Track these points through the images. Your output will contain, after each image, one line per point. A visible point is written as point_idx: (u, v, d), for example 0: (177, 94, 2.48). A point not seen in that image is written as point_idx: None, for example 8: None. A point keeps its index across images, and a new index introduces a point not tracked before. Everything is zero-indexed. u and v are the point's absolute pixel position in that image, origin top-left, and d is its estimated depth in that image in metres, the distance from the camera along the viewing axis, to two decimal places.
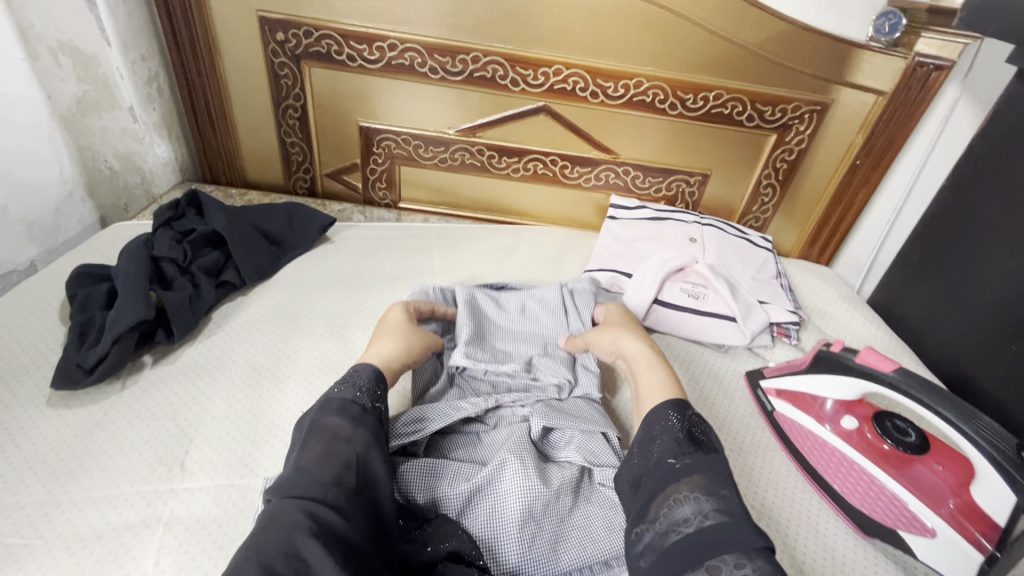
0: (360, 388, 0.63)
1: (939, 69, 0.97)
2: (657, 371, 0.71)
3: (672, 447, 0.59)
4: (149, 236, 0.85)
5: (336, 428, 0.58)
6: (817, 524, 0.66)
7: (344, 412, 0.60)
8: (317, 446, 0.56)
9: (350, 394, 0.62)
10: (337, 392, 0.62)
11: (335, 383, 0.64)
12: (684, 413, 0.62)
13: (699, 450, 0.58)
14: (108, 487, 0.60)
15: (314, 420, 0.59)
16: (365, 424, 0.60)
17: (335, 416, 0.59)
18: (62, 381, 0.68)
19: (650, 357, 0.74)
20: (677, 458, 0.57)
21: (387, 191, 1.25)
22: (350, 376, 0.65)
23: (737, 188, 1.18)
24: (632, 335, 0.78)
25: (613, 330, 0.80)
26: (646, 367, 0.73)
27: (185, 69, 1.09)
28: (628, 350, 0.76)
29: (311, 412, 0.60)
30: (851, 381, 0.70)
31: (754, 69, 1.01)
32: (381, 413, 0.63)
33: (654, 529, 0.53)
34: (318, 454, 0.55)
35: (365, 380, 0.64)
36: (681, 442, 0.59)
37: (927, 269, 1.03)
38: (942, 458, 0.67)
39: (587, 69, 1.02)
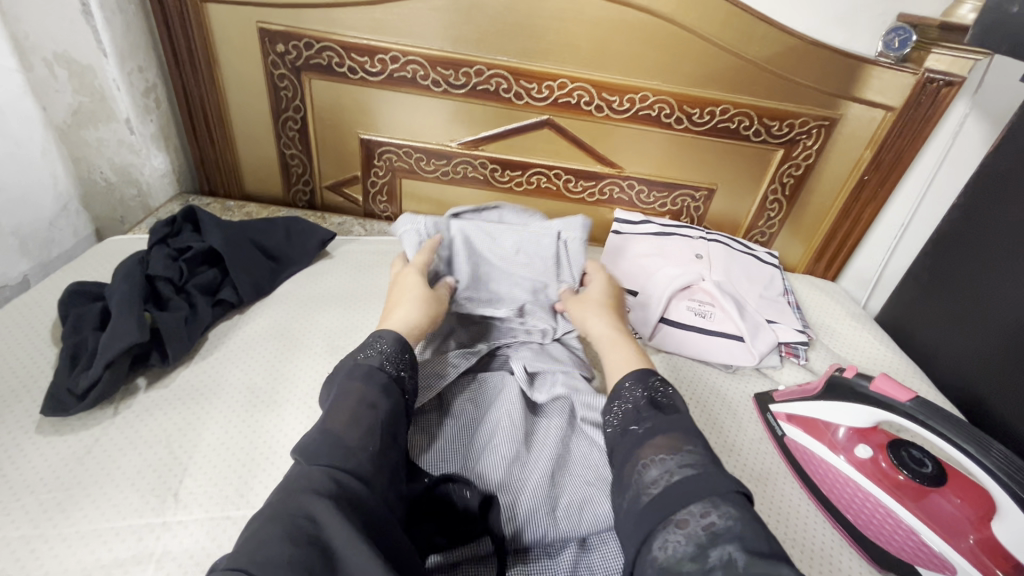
0: (386, 356, 0.62)
1: (949, 85, 0.95)
2: (621, 349, 0.70)
3: (636, 413, 0.59)
4: (144, 254, 0.83)
5: (367, 400, 0.56)
6: (833, 558, 0.64)
7: (370, 378, 0.58)
8: (346, 408, 0.54)
9: (378, 362, 0.61)
10: (359, 356, 0.61)
11: (364, 346, 0.63)
12: (647, 380, 0.62)
13: (662, 412, 0.58)
14: (99, 521, 0.58)
15: (342, 386, 0.57)
16: (389, 397, 0.58)
17: (360, 382, 0.57)
18: (52, 407, 0.66)
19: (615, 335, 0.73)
20: (640, 424, 0.57)
21: (387, 204, 1.23)
22: (374, 342, 0.64)
23: (742, 203, 1.17)
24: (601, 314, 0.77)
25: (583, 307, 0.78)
26: (609, 344, 0.72)
27: (183, 80, 1.07)
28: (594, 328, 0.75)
29: (335, 382, 0.60)
30: (866, 409, 0.69)
31: (761, 83, 1.00)
32: (405, 382, 0.61)
33: (631, 496, 0.52)
34: (344, 416, 0.53)
35: (391, 348, 0.63)
36: (646, 407, 0.59)
37: (936, 286, 1.01)
38: (959, 489, 0.65)
39: (593, 83, 1.01)
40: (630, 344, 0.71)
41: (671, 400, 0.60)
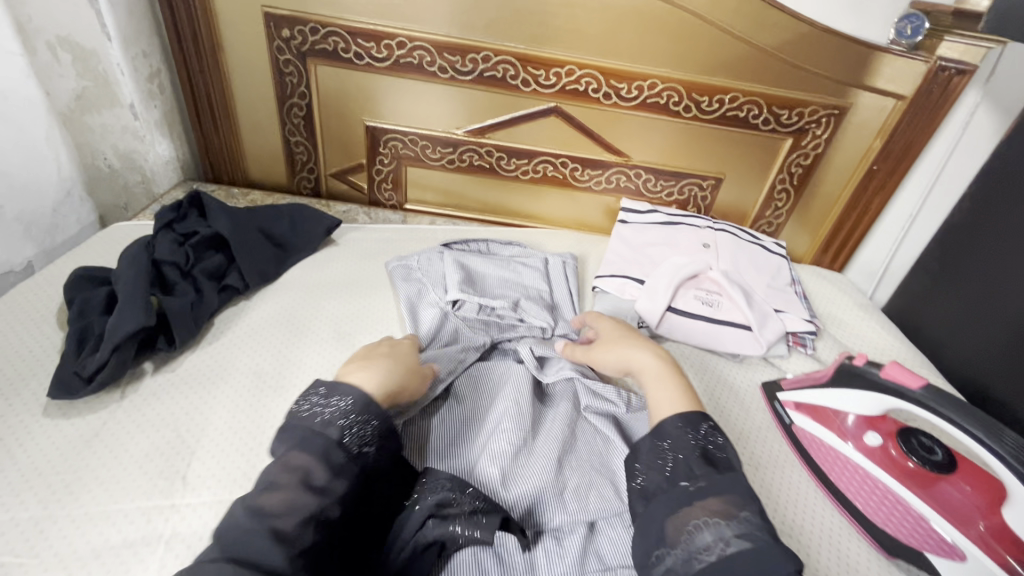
0: (343, 422, 0.55)
1: (961, 74, 0.94)
2: (668, 385, 0.66)
3: (685, 467, 0.55)
4: (149, 239, 0.82)
5: (311, 484, 0.51)
6: (841, 543, 0.64)
7: (314, 449, 0.53)
8: (283, 490, 0.50)
9: (337, 434, 0.54)
10: (309, 418, 0.55)
11: (321, 395, 0.58)
12: (698, 431, 0.58)
13: (716, 470, 0.54)
14: (107, 503, 0.58)
15: (283, 457, 0.52)
16: (341, 478, 0.53)
17: (306, 457, 0.52)
18: (60, 391, 0.66)
19: (661, 369, 0.68)
20: (691, 480, 0.54)
21: (392, 192, 1.22)
22: (334, 398, 0.58)
23: (750, 192, 1.16)
24: (637, 347, 0.73)
25: (615, 345, 0.74)
26: (654, 380, 0.67)
27: (187, 66, 1.06)
28: (636, 364, 0.71)
29: (285, 442, 0.54)
30: (877, 397, 0.68)
31: (769, 71, 0.99)
32: (367, 458, 0.55)
33: (677, 554, 0.50)
34: (281, 501, 0.49)
35: (354, 409, 0.56)
36: (697, 461, 0.55)
37: (945, 277, 1.01)
38: (969, 477, 0.65)
39: (601, 69, 1.00)
40: (677, 378, 0.67)
41: (726, 456, 0.57)
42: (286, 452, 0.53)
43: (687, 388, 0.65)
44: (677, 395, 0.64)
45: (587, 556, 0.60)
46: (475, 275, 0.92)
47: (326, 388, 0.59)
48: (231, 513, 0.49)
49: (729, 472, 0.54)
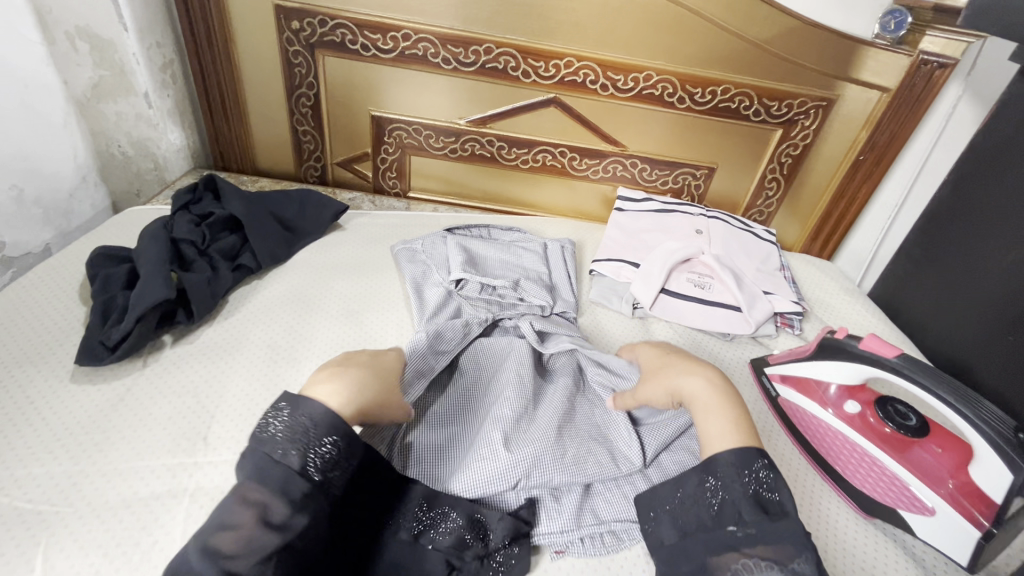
0: (307, 448, 0.50)
1: (942, 67, 0.99)
2: (720, 415, 0.60)
3: (733, 509, 0.53)
4: (167, 219, 0.87)
5: (270, 520, 0.47)
6: (824, 505, 0.69)
7: (273, 481, 0.48)
8: (239, 528, 0.45)
9: (299, 462, 0.49)
10: (270, 444, 0.50)
11: (281, 412, 0.52)
12: (748, 469, 0.54)
13: (768, 517, 0.51)
14: (135, 459, 0.62)
15: (238, 490, 0.48)
16: (305, 512, 0.48)
17: (266, 489, 0.48)
18: (87, 357, 0.70)
19: (712, 399, 0.62)
20: (740, 525, 0.51)
21: (396, 180, 1.26)
22: (300, 414, 0.52)
23: (742, 182, 1.20)
24: (687, 372, 0.67)
25: (663, 370, 0.69)
26: (705, 411, 0.62)
27: (199, 57, 1.10)
28: (687, 392, 0.65)
29: (243, 468, 0.49)
30: (856, 367, 0.72)
31: (760, 64, 1.03)
32: (331, 484, 0.51)
33: None
34: (239, 542, 0.45)
35: (318, 428, 0.52)
36: (747, 505, 0.52)
37: (928, 262, 1.05)
38: (941, 440, 0.69)
39: (599, 62, 1.04)
40: (729, 407, 0.61)
41: (779, 499, 0.53)
42: (243, 481, 0.49)
43: (739, 417, 0.60)
44: (729, 425, 0.59)
45: (584, 512, 0.64)
46: (477, 257, 0.96)
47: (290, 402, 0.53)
48: (184, 557, 0.44)
49: (782, 518, 0.51)
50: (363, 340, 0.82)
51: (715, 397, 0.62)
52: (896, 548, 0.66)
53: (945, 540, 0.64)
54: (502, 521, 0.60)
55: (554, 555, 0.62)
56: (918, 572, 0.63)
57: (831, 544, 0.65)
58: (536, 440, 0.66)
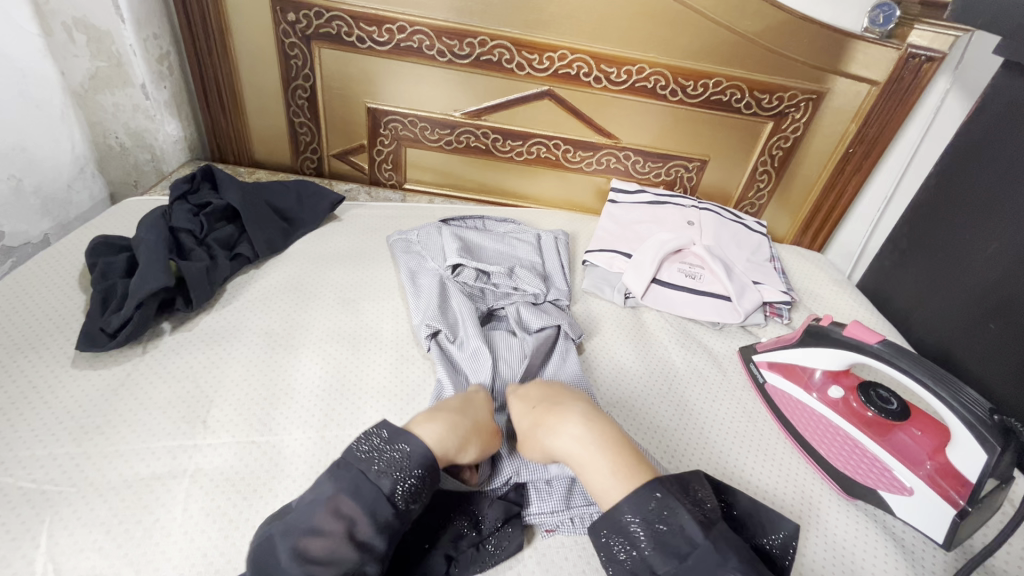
0: (400, 476, 0.52)
1: (930, 61, 1.00)
2: (600, 470, 0.56)
3: (648, 562, 0.50)
4: (166, 209, 0.88)
5: (354, 535, 0.49)
6: (805, 486, 0.72)
7: (364, 499, 0.50)
8: (328, 537, 0.48)
9: (390, 487, 0.51)
10: (366, 464, 0.52)
11: (384, 438, 0.54)
12: (648, 515, 0.51)
13: (680, 560, 0.49)
14: (136, 441, 0.63)
15: (331, 500, 0.50)
16: (383, 535, 0.50)
17: (356, 506, 0.50)
18: (87, 343, 0.71)
19: (590, 452, 0.57)
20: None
21: (392, 172, 1.27)
22: (400, 446, 0.54)
23: (734, 174, 1.22)
24: (552, 428, 0.61)
25: (532, 432, 0.63)
26: (587, 469, 0.57)
27: (196, 48, 1.10)
28: (564, 453, 0.59)
29: (337, 480, 0.51)
30: (840, 353, 0.74)
31: (751, 58, 1.05)
32: (413, 513, 0.53)
33: None
34: (323, 551, 0.48)
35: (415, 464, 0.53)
36: (658, 555, 0.49)
37: (915, 254, 1.07)
38: (920, 424, 0.71)
39: (592, 54, 1.05)
40: (608, 454, 0.57)
41: (680, 531, 0.50)
42: (330, 490, 0.51)
43: (619, 461, 0.56)
44: (614, 475, 0.55)
45: (574, 495, 0.65)
46: (472, 247, 0.97)
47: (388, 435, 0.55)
48: (274, 556, 0.48)
49: (693, 553, 0.49)
50: (360, 328, 0.83)
51: (588, 452, 0.57)
52: (875, 527, 0.68)
53: (922, 520, 0.65)
54: (493, 506, 0.63)
55: (546, 534, 0.62)
56: (894, 550, 0.65)
57: (812, 524, 0.67)
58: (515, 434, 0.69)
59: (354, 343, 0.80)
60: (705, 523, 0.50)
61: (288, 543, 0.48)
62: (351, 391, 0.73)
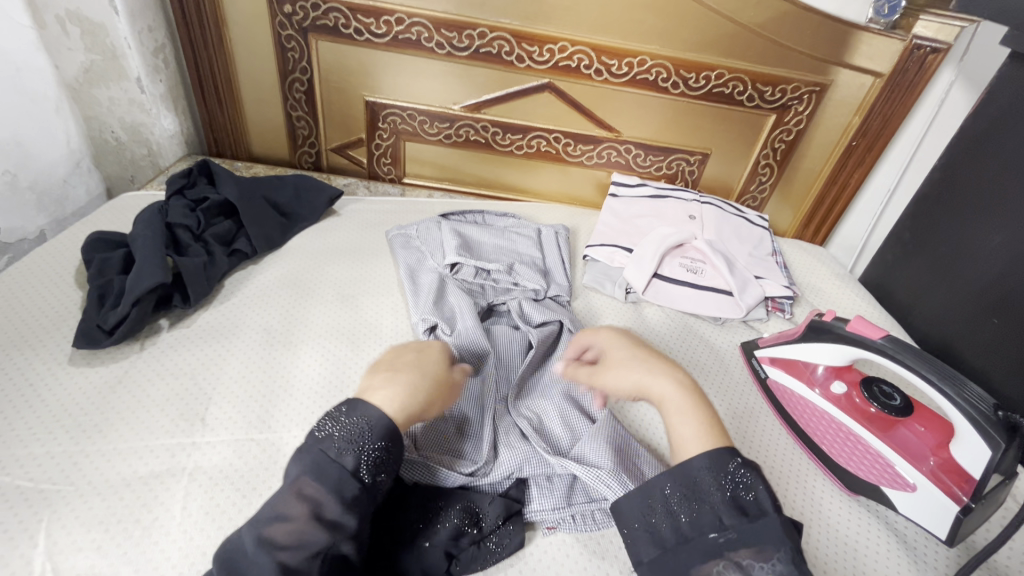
0: (361, 450, 0.50)
1: (936, 52, 0.99)
2: (693, 418, 0.57)
3: (712, 515, 0.50)
4: (162, 205, 0.87)
5: (322, 516, 0.47)
6: (808, 483, 0.71)
7: (327, 479, 0.48)
8: (293, 521, 0.46)
9: (354, 463, 0.50)
10: (324, 442, 0.50)
11: (342, 412, 0.52)
12: (722, 473, 0.52)
13: (747, 519, 0.49)
14: (134, 440, 0.63)
15: (295, 483, 0.48)
16: (353, 512, 0.49)
17: (321, 486, 0.48)
18: (84, 341, 0.71)
19: (685, 399, 0.59)
20: (720, 531, 0.49)
21: (391, 166, 1.26)
22: (358, 419, 0.52)
23: (736, 168, 1.21)
24: (654, 369, 0.63)
25: (627, 366, 0.64)
26: (676, 413, 0.58)
27: (191, 41, 1.08)
28: (655, 392, 0.61)
29: (299, 462, 0.49)
30: (842, 348, 0.73)
31: (754, 49, 1.03)
32: (382, 486, 0.51)
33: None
34: (292, 533, 0.46)
35: (375, 435, 0.51)
36: (725, 509, 0.50)
37: (918, 247, 1.06)
38: (924, 420, 0.71)
39: (593, 46, 1.04)
40: (703, 409, 0.58)
41: (754, 498, 0.50)
42: (297, 473, 0.49)
43: (711, 419, 0.57)
44: (704, 429, 0.56)
45: (576, 491, 0.64)
46: (471, 242, 0.96)
47: (348, 408, 0.53)
48: (242, 542, 0.47)
49: (761, 517, 0.49)
50: (360, 324, 0.83)
51: (687, 398, 0.59)
52: (876, 522, 0.68)
53: (925, 516, 0.65)
54: (493, 503, 0.61)
55: (547, 530, 0.62)
56: (897, 544, 0.65)
57: (814, 520, 0.67)
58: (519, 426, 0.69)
59: (354, 340, 0.80)
60: (778, 500, 0.51)
61: (253, 530, 0.47)
62: (351, 388, 0.72)
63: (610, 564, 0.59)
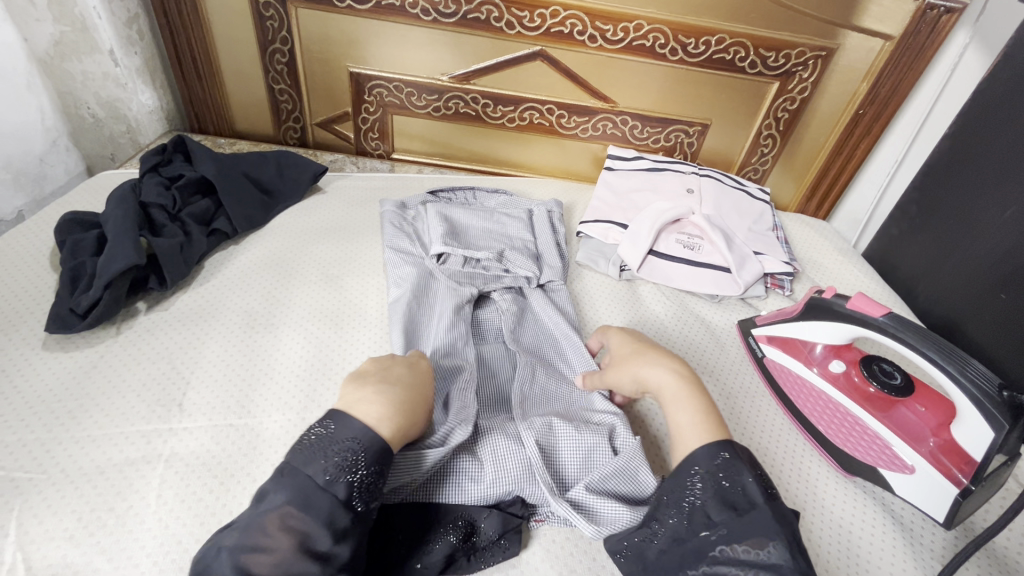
0: (353, 478, 0.48)
1: (950, 12, 0.94)
2: (691, 407, 0.57)
3: (702, 514, 0.50)
4: (137, 182, 0.85)
5: (311, 547, 0.45)
6: (802, 464, 0.70)
7: (317, 510, 0.46)
8: (272, 552, 0.44)
9: (345, 492, 0.48)
10: (315, 468, 0.48)
11: (329, 440, 0.50)
12: (715, 464, 0.51)
13: (736, 513, 0.49)
14: (109, 426, 0.61)
15: (280, 510, 0.46)
16: (347, 542, 0.47)
17: (309, 516, 0.46)
18: (57, 325, 0.69)
19: (680, 388, 0.59)
20: (711, 529, 0.49)
21: (379, 141, 1.22)
22: (348, 445, 0.49)
23: (736, 139, 1.16)
24: (656, 361, 0.63)
25: (630, 359, 0.65)
26: (675, 403, 0.58)
27: (166, 10, 1.03)
28: (653, 384, 0.61)
29: (286, 489, 0.47)
30: (843, 326, 0.70)
31: (757, 12, 0.98)
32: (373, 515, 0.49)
33: None
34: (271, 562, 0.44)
35: (366, 460, 0.49)
36: (714, 506, 0.50)
37: (924, 220, 1.02)
38: (925, 399, 0.68)
39: (586, 10, 0.98)
40: (700, 399, 0.58)
41: (742, 490, 0.50)
42: (282, 502, 0.46)
43: (710, 409, 0.57)
44: (701, 418, 0.56)
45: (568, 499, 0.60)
46: (459, 227, 0.93)
47: (335, 423, 0.51)
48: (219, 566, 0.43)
49: (749, 511, 0.49)
50: (343, 305, 0.80)
51: (683, 388, 0.59)
52: (875, 507, 0.66)
53: (924, 498, 0.63)
54: (491, 518, 0.57)
55: (536, 523, 0.59)
56: (894, 529, 0.63)
57: (810, 505, 0.65)
58: (514, 419, 0.65)
59: (336, 323, 0.77)
60: (767, 490, 0.50)
61: (230, 560, 0.43)
62: (333, 372, 0.70)
63: (595, 549, 0.57)
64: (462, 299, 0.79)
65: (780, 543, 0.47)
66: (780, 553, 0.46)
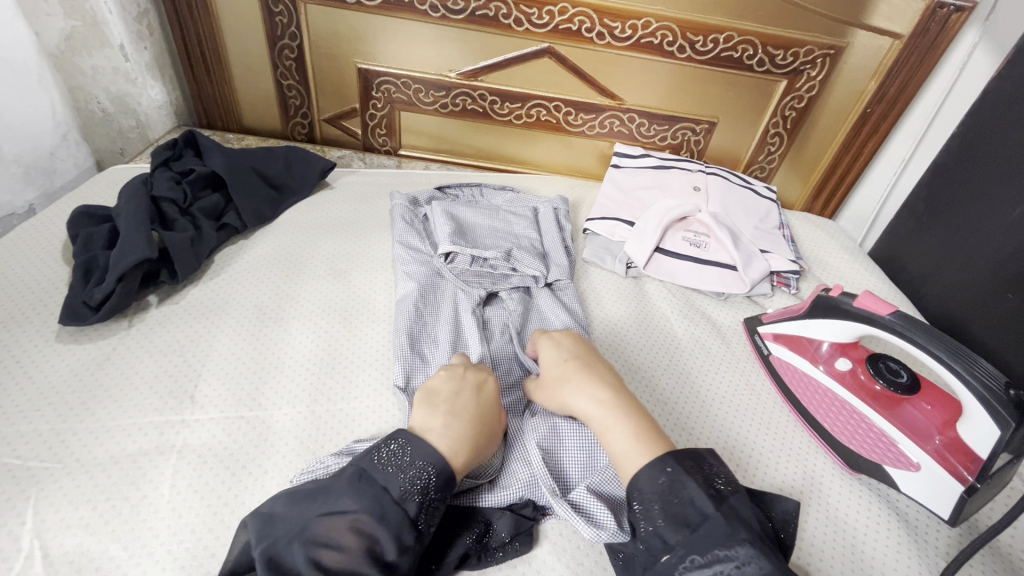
0: (423, 498, 0.50)
1: (959, 11, 0.93)
2: (623, 432, 0.56)
3: (658, 537, 0.49)
4: (148, 177, 0.85)
5: (376, 555, 0.46)
6: (807, 461, 0.70)
7: (389, 522, 0.48)
8: (345, 551, 0.45)
9: (414, 509, 0.49)
10: (390, 481, 0.50)
11: (406, 459, 0.51)
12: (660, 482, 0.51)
13: (690, 530, 0.48)
14: (122, 417, 0.62)
15: (353, 515, 0.47)
16: (408, 558, 0.47)
17: (376, 523, 0.47)
18: (70, 318, 0.69)
19: (606, 415, 0.58)
20: (670, 552, 0.48)
21: (386, 138, 1.23)
22: (421, 466, 0.51)
23: (744, 137, 1.16)
24: (580, 386, 0.61)
25: (557, 382, 0.63)
26: (607, 430, 0.57)
27: (175, 6, 1.03)
28: (580, 411, 0.60)
29: (362, 498, 0.48)
30: (849, 324, 0.71)
31: (765, 10, 0.97)
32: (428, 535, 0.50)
33: None
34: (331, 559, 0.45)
35: (436, 482, 0.51)
36: (667, 527, 0.49)
37: (930, 221, 1.02)
38: (931, 398, 0.69)
39: (594, 8, 0.98)
40: (632, 420, 0.57)
41: (691, 504, 0.49)
42: (354, 507, 0.48)
43: (642, 428, 0.56)
44: (638, 441, 0.55)
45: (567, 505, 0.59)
46: (466, 225, 0.93)
47: (408, 443, 0.53)
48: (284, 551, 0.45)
49: (704, 524, 0.48)
50: (351, 299, 0.81)
51: (609, 413, 0.58)
52: (881, 506, 0.66)
53: (929, 496, 0.63)
54: (504, 517, 0.58)
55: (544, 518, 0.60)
56: (901, 529, 0.63)
57: (815, 502, 0.65)
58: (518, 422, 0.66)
59: (344, 318, 0.78)
60: (714, 494, 0.50)
61: (304, 551, 0.45)
62: (341, 366, 0.71)
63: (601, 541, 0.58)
64: (470, 300, 0.78)
65: (743, 544, 0.46)
66: (746, 552, 0.45)
